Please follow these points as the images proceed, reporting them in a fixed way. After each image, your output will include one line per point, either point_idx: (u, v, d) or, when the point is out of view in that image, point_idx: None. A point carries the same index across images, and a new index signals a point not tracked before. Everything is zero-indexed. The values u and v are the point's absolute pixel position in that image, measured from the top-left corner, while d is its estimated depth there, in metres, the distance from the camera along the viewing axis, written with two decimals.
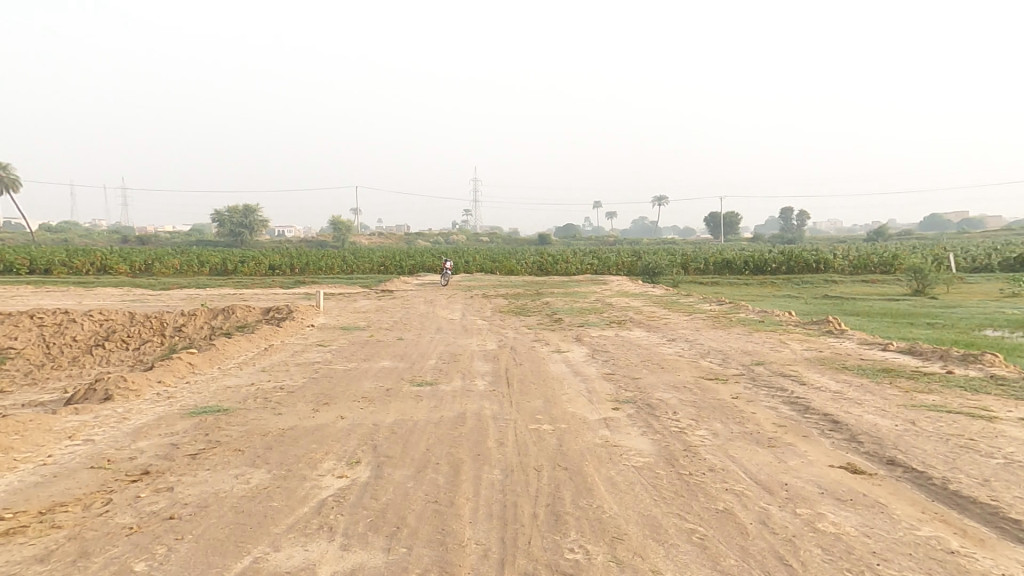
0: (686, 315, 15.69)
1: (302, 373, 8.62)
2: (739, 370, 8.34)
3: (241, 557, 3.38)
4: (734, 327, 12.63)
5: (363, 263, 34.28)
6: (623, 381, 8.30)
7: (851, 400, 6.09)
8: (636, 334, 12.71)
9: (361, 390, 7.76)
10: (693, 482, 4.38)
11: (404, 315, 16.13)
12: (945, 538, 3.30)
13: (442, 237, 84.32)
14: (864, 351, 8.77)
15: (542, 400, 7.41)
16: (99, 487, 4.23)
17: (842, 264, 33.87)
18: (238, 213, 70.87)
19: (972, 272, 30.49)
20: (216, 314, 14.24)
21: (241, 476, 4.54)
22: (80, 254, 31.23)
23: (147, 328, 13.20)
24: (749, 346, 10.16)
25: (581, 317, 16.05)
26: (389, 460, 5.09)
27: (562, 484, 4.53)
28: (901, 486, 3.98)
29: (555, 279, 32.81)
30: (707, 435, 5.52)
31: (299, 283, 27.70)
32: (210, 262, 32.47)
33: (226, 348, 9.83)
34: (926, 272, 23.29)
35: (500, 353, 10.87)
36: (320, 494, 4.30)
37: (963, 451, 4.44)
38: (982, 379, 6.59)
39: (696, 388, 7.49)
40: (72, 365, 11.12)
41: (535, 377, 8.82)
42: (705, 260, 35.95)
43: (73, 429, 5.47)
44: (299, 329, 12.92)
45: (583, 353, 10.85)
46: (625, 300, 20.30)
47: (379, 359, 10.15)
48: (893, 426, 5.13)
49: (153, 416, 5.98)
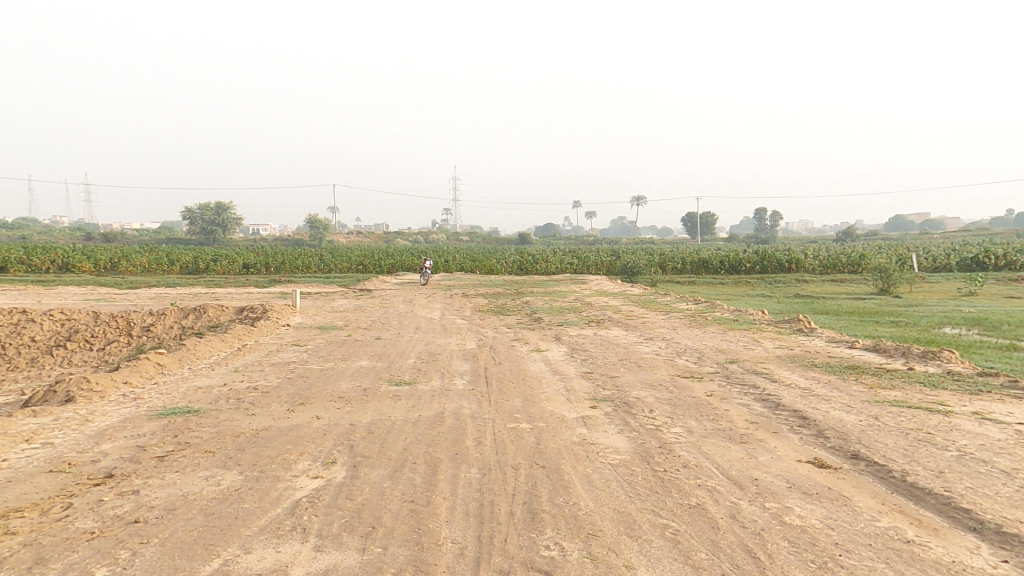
0: (663, 314, 15.95)
1: (276, 373, 8.46)
2: (713, 368, 8.52)
3: (210, 560, 3.31)
4: (709, 326, 12.89)
5: (341, 262, 33.81)
6: (601, 379, 8.40)
7: (819, 397, 6.29)
8: (615, 332, 12.85)
9: (338, 390, 7.65)
10: (666, 478, 4.47)
11: (382, 315, 15.96)
12: (903, 528, 3.45)
13: (422, 236, 83.71)
14: (832, 349, 9.07)
15: (521, 399, 7.44)
16: (59, 491, 4.08)
17: (812, 264, 34.87)
18: (210, 211, 69.07)
19: (934, 272, 31.78)
20: (187, 313, 13.85)
21: (211, 478, 4.43)
22: (40, 252, 29.96)
23: (113, 328, 12.76)
24: (724, 344, 10.39)
25: (560, 316, 16.16)
26: (365, 460, 5.04)
27: (540, 482, 4.56)
28: (864, 479, 4.14)
29: (536, 278, 32.93)
30: (682, 432, 5.63)
31: (275, 281, 27.17)
32: (181, 260, 31.55)
33: (198, 348, 9.57)
34: (891, 272, 24.15)
35: (480, 353, 10.85)
36: (294, 495, 4.23)
37: (921, 444, 4.64)
38: (941, 376, 6.88)
39: (672, 386, 7.63)
40: (32, 366, 10.68)
41: (514, 376, 8.85)
42: (682, 260, 36.56)
43: (32, 432, 5.25)
44: (274, 329, 12.68)
45: (562, 351, 10.93)
46: (603, 299, 20.52)
47: (356, 358, 10.03)
48: (858, 421, 5.32)
49: (119, 418, 5.80)
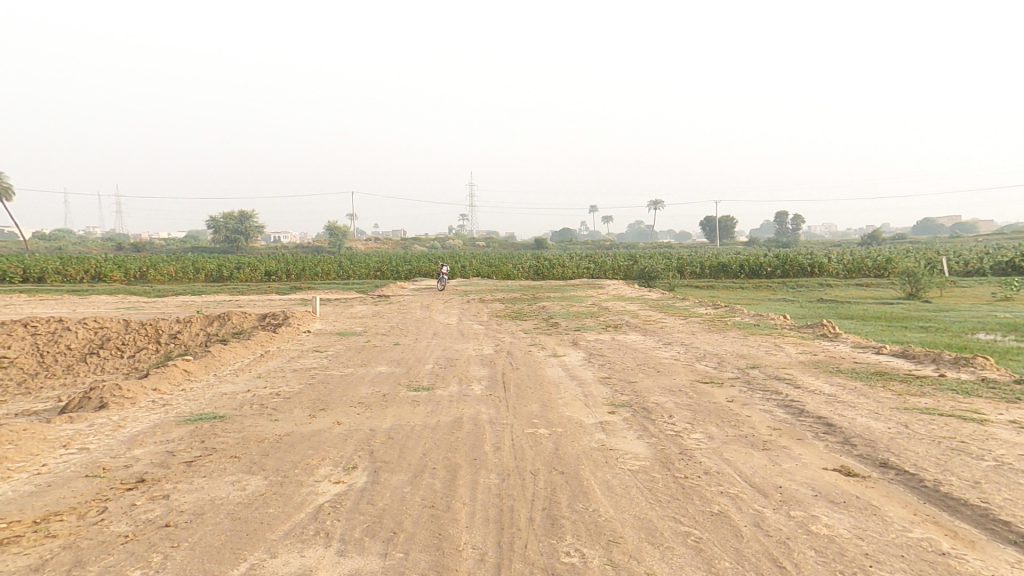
0: (682, 318, 15.78)
1: (298, 379, 8.61)
2: (734, 374, 8.40)
3: (237, 564, 3.38)
4: (730, 330, 12.70)
5: (360, 268, 34.31)
6: (619, 385, 8.34)
7: (844, 403, 6.15)
8: (632, 337, 12.76)
9: (358, 396, 7.75)
10: (688, 485, 4.41)
11: (400, 320, 16.12)
12: (936, 539, 3.34)
13: (439, 242, 84.42)
14: (857, 355, 8.85)
15: (539, 404, 7.43)
16: (94, 495, 4.22)
17: (836, 268, 34.11)
18: (234, 220, 70.87)
19: (965, 276, 30.80)
20: (212, 320, 14.20)
21: (237, 483, 4.53)
22: (74, 262, 31.07)
23: (143, 335, 13.15)
24: (744, 349, 10.22)
25: (578, 321, 16.11)
26: (386, 465, 5.09)
27: (559, 488, 4.55)
28: (894, 488, 4.02)
29: (552, 283, 32.87)
30: (703, 438, 5.55)
31: (296, 288, 27.69)
32: (206, 269, 32.38)
33: (222, 354, 9.81)
34: (919, 276, 23.47)
35: (497, 358, 10.87)
36: (317, 500, 4.30)
37: (955, 453, 4.49)
38: (974, 382, 6.66)
39: (692, 392, 7.53)
40: (67, 373, 11.07)
41: (532, 381, 8.84)
42: (701, 264, 36.13)
43: (68, 437, 5.44)
44: (296, 335, 12.91)
45: (579, 356, 10.89)
46: (621, 304, 20.38)
47: (375, 364, 10.15)
48: (886, 428, 5.18)
49: (149, 424, 5.97)
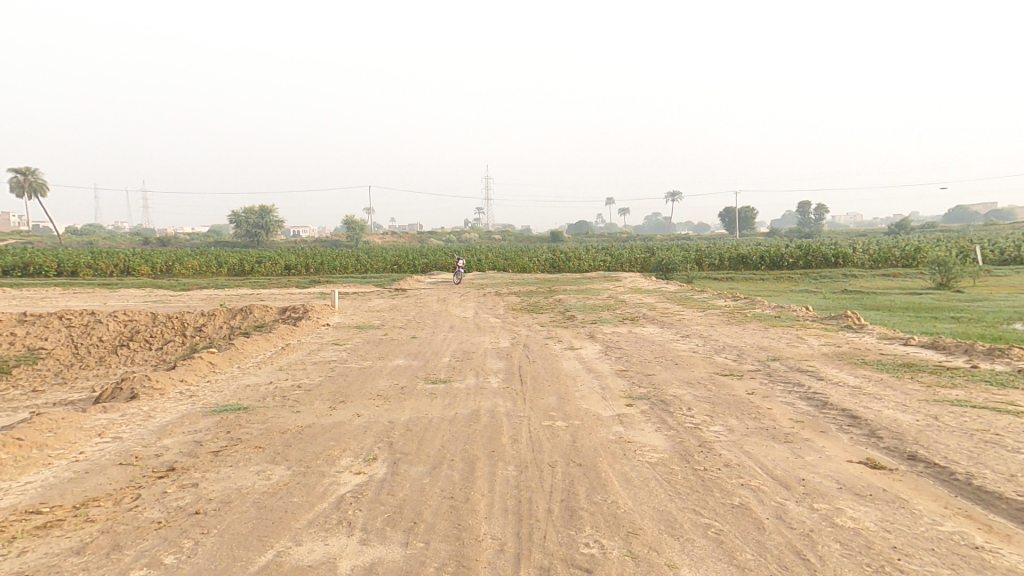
0: (701, 311, 15.58)
1: (319, 372, 8.76)
2: (754, 366, 8.27)
3: (264, 551, 3.47)
4: (750, 322, 12.51)
5: (377, 262, 34.64)
6: (637, 377, 8.28)
7: (870, 395, 6.00)
8: (650, 330, 12.65)
9: (377, 388, 7.85)
10: (708, 478, 4.37)
11: (417, 314, 16.27)
12: (968, 534, 3.25)
13: (454, 235, 84.76)
14: (883, 346, 8.62)
15: (556, 397, 7.42)
16: (128, 482, 4.37)
17: (861, 258, 33.21)
18: (254, 215, 72.22)
19: (999, 265, 29.69)
20: (235, 314, 14.53)
21: (262, 473, 4.65)
22: (105, 256, 32.07)
23: (170, 328, 13.53)
24: (765, 342, 10.04)
25: (594, 314, 16.03)
26: (405, 457, 5.16)
27: (577, 480, 4.55)
28: (922, 481, 3.92)
29: (568, 276, 32.71)
30: (722, 431, 5.49)
31: (315, 282, 28.15)
32: (229, 263, 33.08)
33: (245, 347, 10.03)
34: (950, 265, 22.73)
35: (514, 351, 10.89)
36: (339, 490, 4.38)
37: (987, 446, 4.35)
38: (1008, 374, 6.43)
39: (711, 384, 7.45)
40: (99, 364, 11.47)
41: (549, 374, 8.83)
42: (720, 256, 35.56)
43: (102, 426, 5.64)
44: (316, 328, 13.13)
45: (596, 349, 10.85)
46: (638, 297, 20.23)
47: (393, 357, 10.27)
48: (914, 421, 5.04)
49: (177, 414, 6.15)
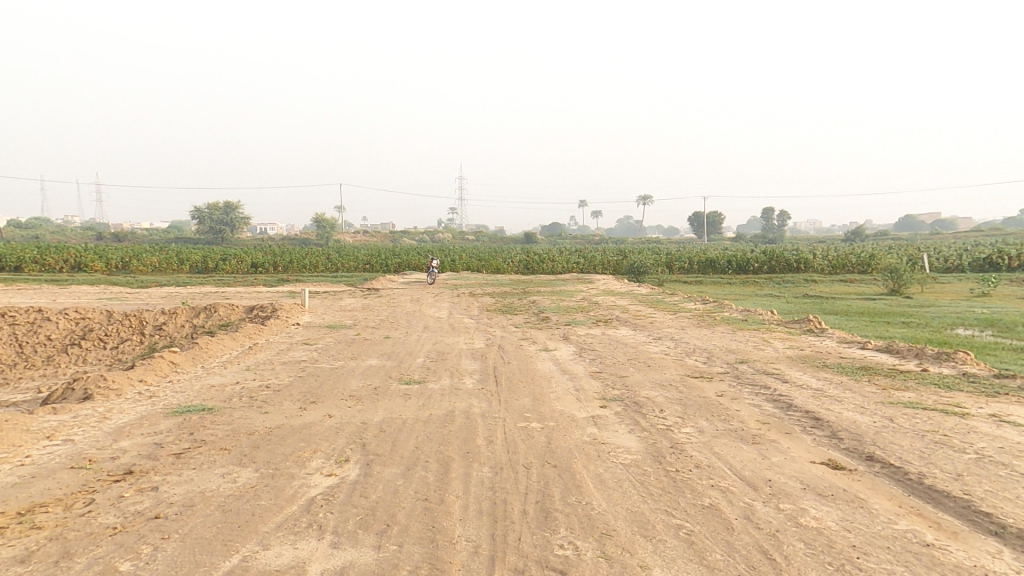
0: (671, 313, 15.95)
1: (288, 372, 8.52)
2: (723, 368, 8.50)
3: (229, 556, 3.35)
4: (718, 325, 12.88)
5: (348, 261, 34.02)
6: (611, 379, 8.40)
7: (831, 397, 6.25)
8: (623, 332, 12.85)
9: (349, 389, 7.71)
10: (679, 479, 4.47)
11: (391, 313, 16.06)
12: (921, 531, 3.43)
13: (427, 235, 83.96)
14: (843, 350, 9.01)
15: (530, 399, 7.45)
16: (81, 487, 4.14)
17: (821, 264, 34.71)
18: (219, 210, 69.96)
19: (945, 272, 31.54)
20: (198, 312, 13.98)
21: (227, 476, 4.48)
22: (54, 251, 30.37)
23: (126, 326, 12.90)
24: (733, 344, 10.33)
25: (568, 316, 16.16)
26: (378, 458, 5.08)
27: (552, 481, 4.58)
28: (880, 481, 4.11)
29: (542, 278, 32.89)
30: (693, 432, 5.63)
31: (283, 280, 27.42)
32: (191, 260, 31.88)
33: (210, 346, 9.66)
34: (901, 272, 24.03)
35: (489, 352, 10.88)
36: (309, 493, 4.27)
37: (938, 447, 4.60)
38: (955, 377, 6.82)
39: (682, 386, 7.62)
40: (48, 364, 10.84)
41: (524, 376, 8.85)
42: (689, 260, 36.52)
43: (52, 429, 5.32)
44: (285, 327, 12.78)
45: (570, 351, 10.94)
46: (611, 299, 20.55)
47: (366, 357, 10.11)
48: (872, 422, 5.28)
49: (136, 415, 5.88)
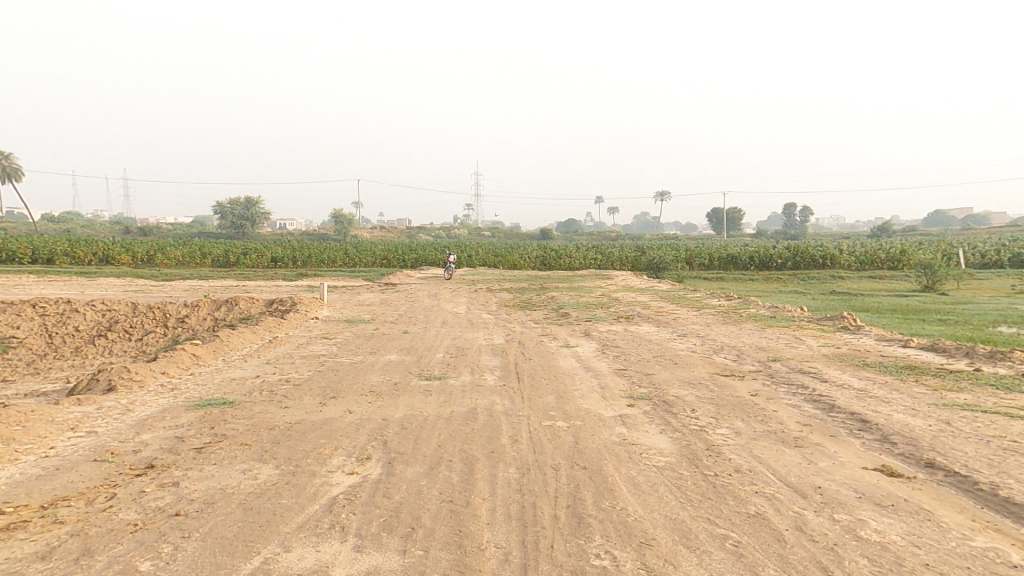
0: (695, 310, 15.54)
1: (308, 366, 8.44)
2: (755, 367, 8.14)
3: (250, 558, 3.20)
4: (746, 322, 12.46)
5: (366, 256, 34.17)
6: (636, 377, 8.12)
7: (877, 398, 5.87)
8: (646, 328, 12.51)
9: (370, 385, 7.58)
10: (720, 483, 4.19)
11: (409, 308, 15.97)
12: (1001, 550, 3.10)
13: (444, 230, 84.14)
14: (883, 348, 8.56)
15: (554, 396, 7.22)
16: (102, 481, 4.05)
17: (848, 260, 33.66)
18: (240, 206, 71.12)
19: (982, 269, 30.31)
20: (220, 305, 14.07)
21: (248, 472, 4.35)
22: (83, 244, 31.12)
23: (150, 318, 13.05)
24: (763, 342, 9.93)
25: (588, 312, 15.87)
26: (401, 457, 4.91)
27: (582, 485, 4.34)
28: (944, 491, 3.77)
29: (560, 274, 32.57)
30: (729, 433, 5.33)
31: (303, 275, 27.62)
32: (213, 253, 32.40)
33: (231, 339, 9.65)
34: (936, 269, 23.12)
35: (509, 348, 10.67)
36: (332, 491, 4.11)
37: (1006, 454, 4.23)
38: (1013, 378, 6.36)
39: (713, 385, 7.30)
40: (75, 355, 10.99)
41: (546, 372, 8.63)
42: (710, 256, 35.84)
43: (75, 420, 5.27)
44: (304, 321, 12.77)
45: (593, 347, 10.69)
46: (631, 295, 20.18)
47: (386, 352, 9.99)
48: (926, 426, 4.92)
49: (158, 407, 5.83)
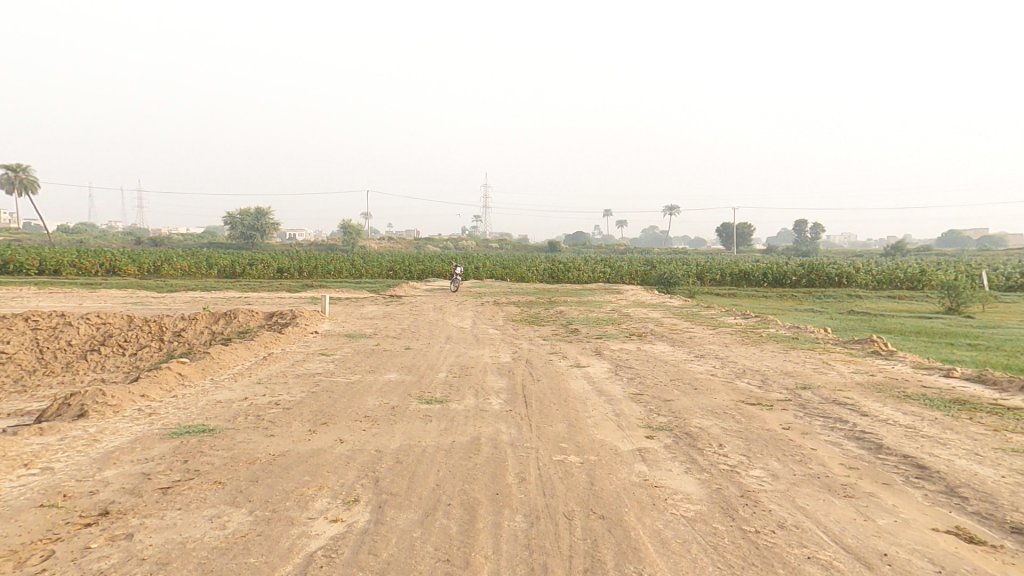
0: (711, 328, 14.89)
1: (301, 388, 7.96)
2: (783, 394, 7.48)
3: None
4: (767, 343, 11.80)
5: (373, 267, 33.89)
6: (654, 403, 7.50)
7: (931, 438, 5.21)
8: (660, 348, 11.90)
9: (365, 409, 7.07)
10: (763, 544, 3.57)
11: (412, 322, 15.46)
12: None
13: (451, 242, 84.18)
14: (923, 377, 7.86)
15: (565, 425, 6.62)
16: (44, 534, 3.51)
17: (865, 279, 32.81)
18: (249, 217, 71.61)
19: (1006, 291, 29.34)
20: (218, 318, 13.67)
21: (216, 519, 3.80)
22: (90, 255, 31.07)
23: (146, 332, 12.66)
24: (789, 367, 9.24)
25: (599, 328, 15.27)
26: (393, 500, 4.33)
27: (602, 541, 3.73)
28: None
29: (568, 287, 32.09)
30: (765, 476, 4.70)
31: (307, 286, 27.30)
32: (219, 264, 32.26)
33: (222, 356, 9.19)
34: (960, 290, 22.30)
35: (516, 367, 10.08)
36: (309, 546, 3.55)
37: None
38: None
39: (739, 415, 6.67)
40: (65, 370, 10.58)
41: (556, 396, 8.03)
42: (722, 271, 35.18)
43: (34, 454, 4.77)
44: (303, 336, 12.30)
45: (605, 368, 10.08)
46: (642, 311, 19.54)
47: (385, 371, 9.45)
48: (998, 477, 4.25)
49: (130, 436, 5.31)
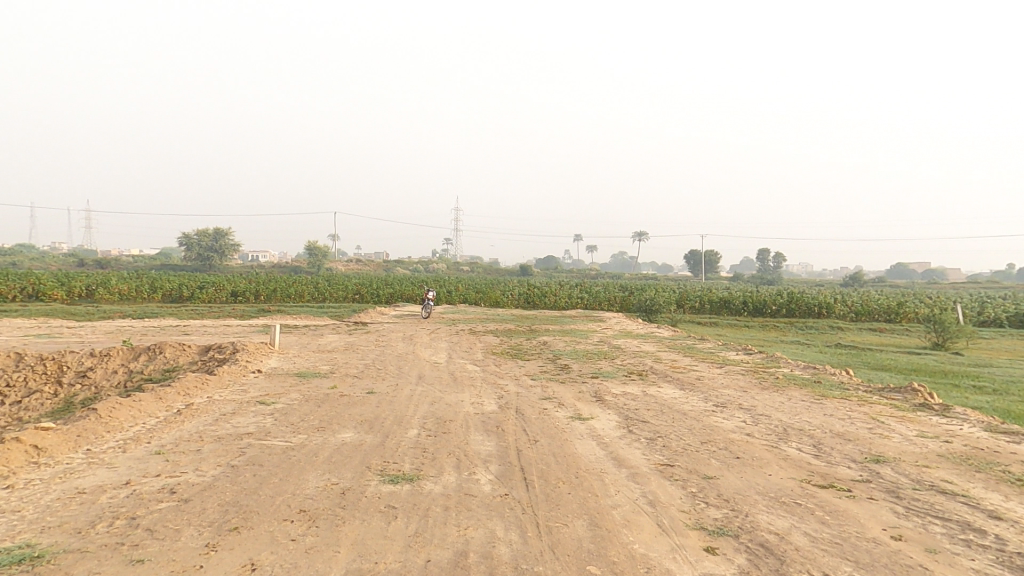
0: (716, 366, 13.33)
1: (214, 461, 5.80)
2: (858, 471, 5.80)
3: None
4: (789, 388, 10.26)
5: (338, 290, 31.46)
6: (694, 483, 5.68)
7: None
8: (670, 393, 10.17)
9: (300, 498, 4.98)
10: None
11: (377, 356, 13.31)
12: None
13: (422, 265, 82.01)
14: (1014, 449, 6.35)
15: (587, 526, 4.69)
16: None
17: (844, 309, 32.47)
18: (208, 236, 67.72)
19: (980, 325, 29.36)
20: (138, 352, 11.24)
21: None
22: (11, 278, 27.46)
23: (39, 374, 10.17)
24: (837, 425, 7.60)
25: (592, 365, 13.48)
26: None
27: None
28: None
29: (546, 314, 30.42)
30: None
31: (262, 312, 24.70)
32: (164, 287, 29.20)
33: (116, 418, 6.99)
34: (948, 324, 21.72)
35: (505, 420, 8.11)
36: None
37: None
38: None
39: (820, 508, 4.91)
40: None
41: (564, 468, 6.12)
42: (701, 299, 34.37)
43: None
44: (240, 377, 10.04)
45: (613, 422, 8.25)
46: (633, 342, 17.94)
47: (338, 427, 7.33)
48: None
49: None
